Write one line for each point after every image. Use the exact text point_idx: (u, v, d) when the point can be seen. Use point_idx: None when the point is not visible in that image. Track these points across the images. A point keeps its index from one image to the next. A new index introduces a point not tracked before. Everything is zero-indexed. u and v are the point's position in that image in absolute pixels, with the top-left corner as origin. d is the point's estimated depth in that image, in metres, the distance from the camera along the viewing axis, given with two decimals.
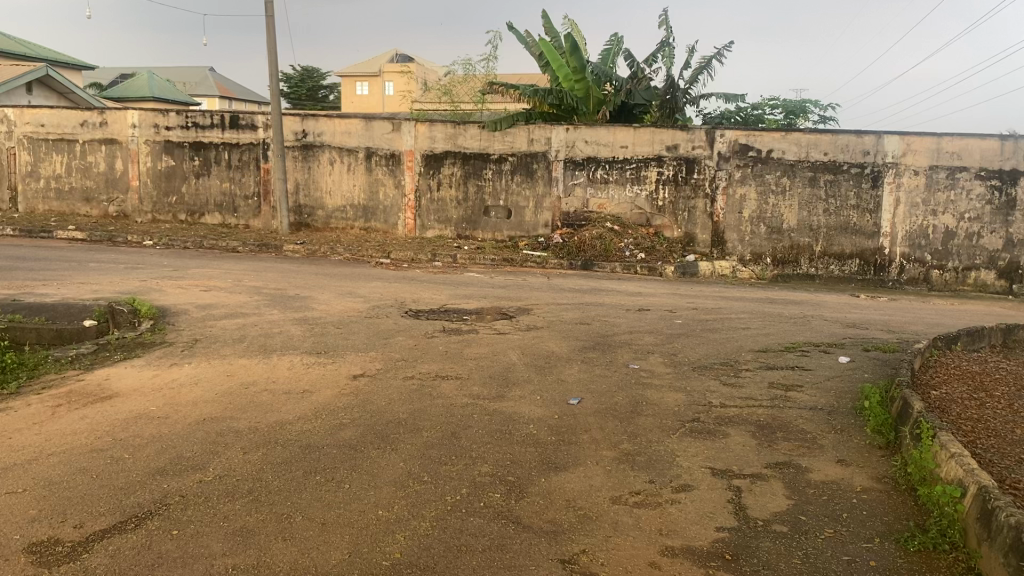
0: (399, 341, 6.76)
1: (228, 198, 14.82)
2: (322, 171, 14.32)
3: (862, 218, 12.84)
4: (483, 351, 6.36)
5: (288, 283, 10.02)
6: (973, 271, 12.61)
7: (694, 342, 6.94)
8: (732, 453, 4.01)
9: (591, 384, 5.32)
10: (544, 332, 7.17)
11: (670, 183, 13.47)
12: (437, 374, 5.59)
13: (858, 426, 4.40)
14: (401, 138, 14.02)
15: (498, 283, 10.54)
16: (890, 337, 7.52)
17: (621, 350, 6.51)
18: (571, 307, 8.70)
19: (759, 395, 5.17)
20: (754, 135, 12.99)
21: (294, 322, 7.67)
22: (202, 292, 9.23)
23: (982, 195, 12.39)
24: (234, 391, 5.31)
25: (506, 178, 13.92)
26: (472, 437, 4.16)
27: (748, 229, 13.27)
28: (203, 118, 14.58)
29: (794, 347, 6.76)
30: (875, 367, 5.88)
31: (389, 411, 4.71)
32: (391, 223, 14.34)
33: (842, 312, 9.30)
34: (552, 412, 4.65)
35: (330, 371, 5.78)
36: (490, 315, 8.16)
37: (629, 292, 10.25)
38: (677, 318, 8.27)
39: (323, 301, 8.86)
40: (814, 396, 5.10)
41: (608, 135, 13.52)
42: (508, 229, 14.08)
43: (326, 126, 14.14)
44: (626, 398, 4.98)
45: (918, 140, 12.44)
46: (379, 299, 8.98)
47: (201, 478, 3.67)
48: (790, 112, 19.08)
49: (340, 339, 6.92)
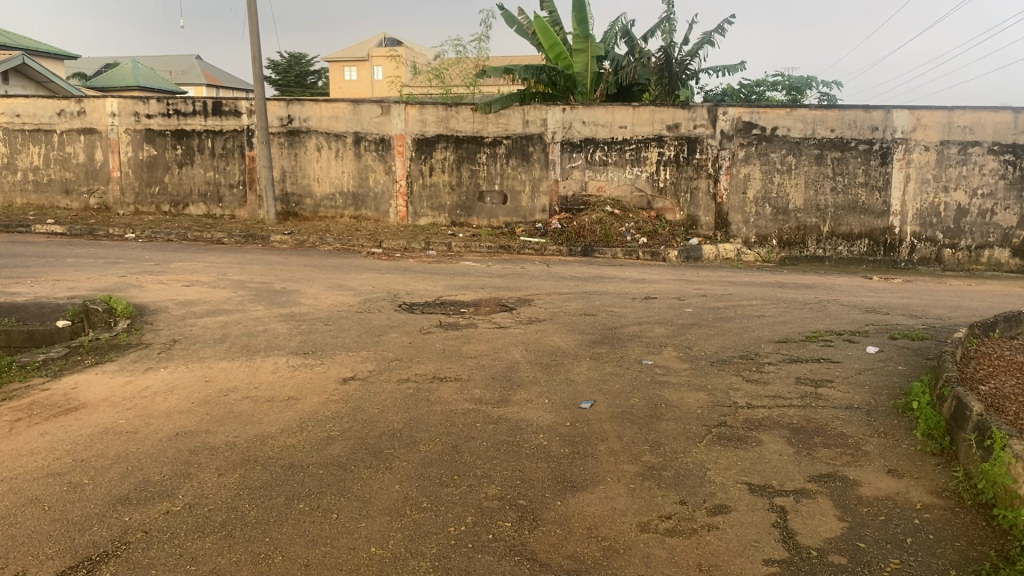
0: (392, 337, 6.31)
1: (213, 188, 14.31)
2: (310, 158, 13.80)
3: (870, 197, 12.39)
4: (483, 347, 5.91)
5: (276, 275, 9.54)
6: (986, 249, 12.18)
7: (708, 333, 6.49)
8: (768, 464, 3.56)
9: (602, 384, 4.86)
10: (547, 325, 6.72)
11: (671, 164, 13.00)
12: (434, 376, 5.13)
13: (904, 429, 3.96)
14: (390, 122, 13.50)
15: (496, 272, 10.08)
16: (914, 322, 7.07)
17: (631, 343, 6.06)
18: (573, 297, 8.24)
19: (787, 393, 4.72)
20: (757, 112, 12.51)
21: (281, 319, 7.20)
22: (183, 288, 8.75)
23: (995, 170, 11.92)
24: (212, 399, 4.85)
25: (501, 162, 13.42)
26: (476, 451, 3.70)
27: (753, 210, 12.83)
28: (185, 105, 14.05)
29: (815, 336, 6.31)
30: (908, 358, 5.44)
31: (383, 420, 4.25)
32: (383, 211, 13.85)
33: (859, 296, 8.86)
34: (563, 419, 4.20)
35: (318, 373, 5.33)
36: (489, 307, 7.69)
37: (633, 279, 9.80)
38: (687, 306, 7.82)
39: (312, 294, 8.39)
40: (848, 394, 4.66)
41: (606, 115, 13.03)
42: (504, 214, 13.60)
43: (313, 111, 13.61)
44: (642, 400, 4.52)
45: (928, 115, 11.98)
46: (371, 291, 8.51)
47: (167, 508, 3.21)
48: (791, 89, 18.60)
49: (329, 336, 6.46)
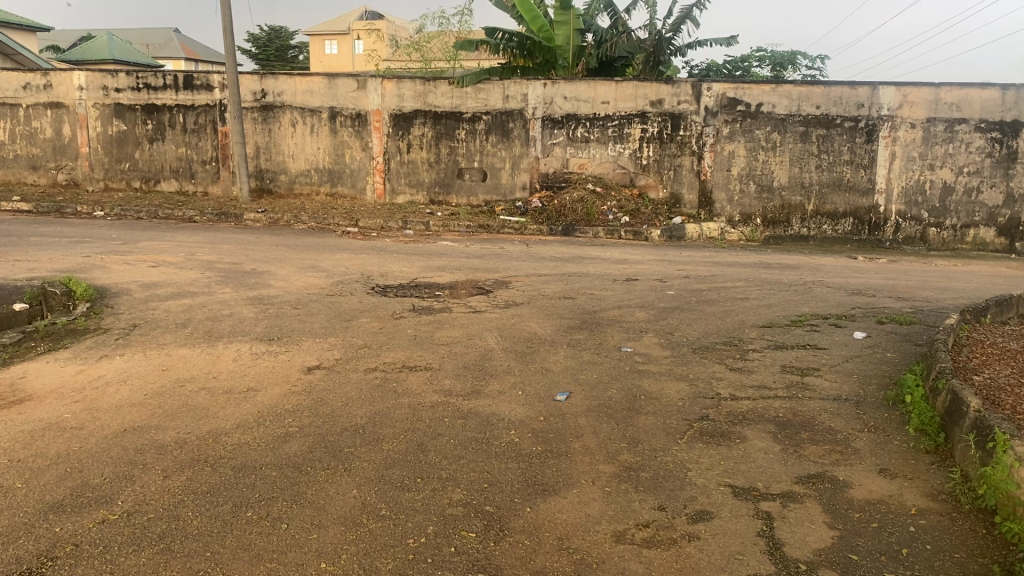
0: (362, 323, 6.04)
1: (185, 164, 13.92)
2: (284, 134, 13.43)
3: (855, 174, 12.18)
4: (456, 334, 5.66)
5: (246, 256, 9.23)
6: (972, 228, 12.02)
7: (690, 317, 6.26)
8: (753, 464, 3.34)
9: (580, 373, 4.63)
10: (524, 309, 6.48)
11: (654, 141, 12.73)
12: (402, 366, 4.87)
13: (896, 423, 3.75)
14: (366, 97, 13.16)
15: (474, 252, 9.82)
16: (901, 305, 6.88)
17: (611, 328, 5.83)
18: (552, 279, 7.99)
19: (772, 382, 4.51)
20: (742, 88, 12.25)
21: (247, 303, 6.91)
22: (149, 269, 8.43)
23: (982, 147, 11.73)
24: (167, 390, 4.57)
25: (480, 138, 13.10)
26: (443, 449, 3.46)
27: (737, 188, 12.60)
28: (155, 79, 13.63)
29: (801, 320, 6.10)
30: (897, 345, 5.24)
31: (346, 415, 4.00)
32: (359, 188, 13.52)
33: (844, 277, 8.67)
34: (537, 413, 3.96)
35: (281, 362, 5.07)
36: (465, 290, 7.44)
37: (615, 259, 9.56)
38: (669, 288, 7.59)
39: (282, 275, 8.09)
40: (836, 384, 4.46)
41: (588, 90, 12.73)
42: (483, 192, 13.31)
43: (287, 85, 13.22)
44: (621, 391, 4.30)
45: (914, 91, 11.77)
46: (343, 273, 8.23)
47: (104, 516, 2.95)
48: (776, 65, 18.33)
49: (296, 322, 6.19)
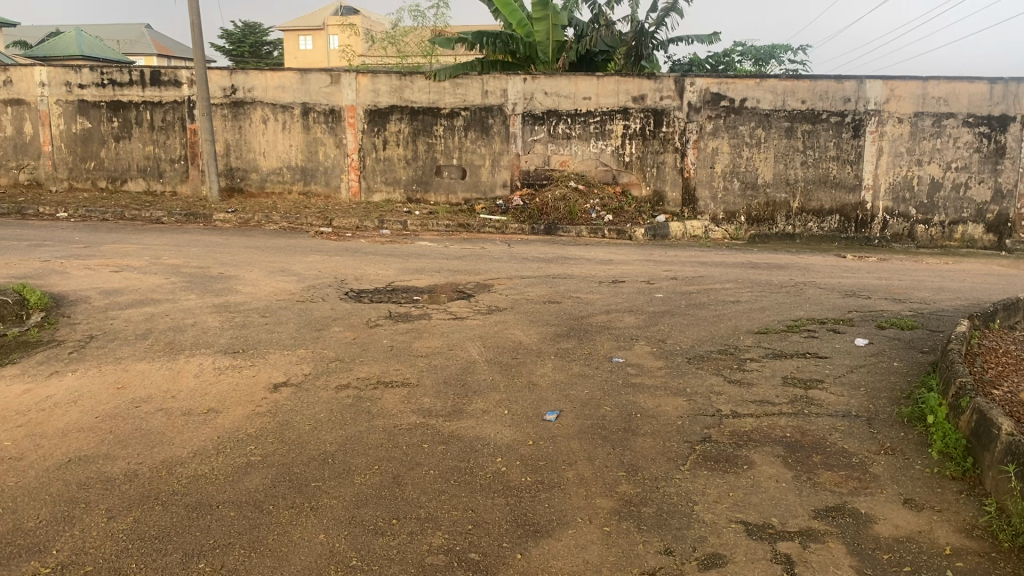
0: (335, 333, 5.67)
1: (152, 163, 13.44)
2: (255, 131, 13.01)
3: (842, 171, 11.94)
4: (436, 344, 5.31)
5: (214, 259, 8.81)
6: (960, 225, 11.83)
7: (682, 323, 5.94)
8: (765, 495, 3.02)
9: (568, 388, 4.30)
10: (507, 316, 6.13)
11: (637, 138, 12.43)
12: (377, 382, 4.51)
13: (915, 445, 3.46)
14: (341, 93, 12.75)
15: (454, 253, 9.47)
16: (898, 307, 6.62)
17: (599, 336, 5.50)
18: (535, 281, 7.66)
19: (776, 397, 4.19)
20: (726, 83, 11.99)
21: (213, 311, 6.52)
22: (111, 274, 7.99)
23: (970, 142, 11.54)
24: (119, 412, 4.18)
25: (459, 135, 12.74)
26: (421, 483, 3.12)
27: (721, 185, 12.33)
28: (121, 75, 13.14)
29: (797, 326, 5.80)
30: (902, 353, 4.96)
31: (315, 443, 3.65)
32: (334, 186, 13.10)
33: (835, 277, 8.41)
34: (524, 435, 3.62)
35: (247, 380, 4.69)
36: (445, 294, 7.08)
37: (599, 260, 9.25)
38: (656, 291, 7.28)
39: (250, 281, 7.70)
40: (844, 398, 4.16)
41: (569, 86, 12.41)
42: (462, 190, 12.94)
43: (258, 80, 12.80)
44: (615, 409, 3.97)
45: (902, 86, 11.54)
46: (316, 277, 7.84)
47: (36, 570, 2.59)
48: (757, 59, 18.12)
49: (264, 332, 5.81)
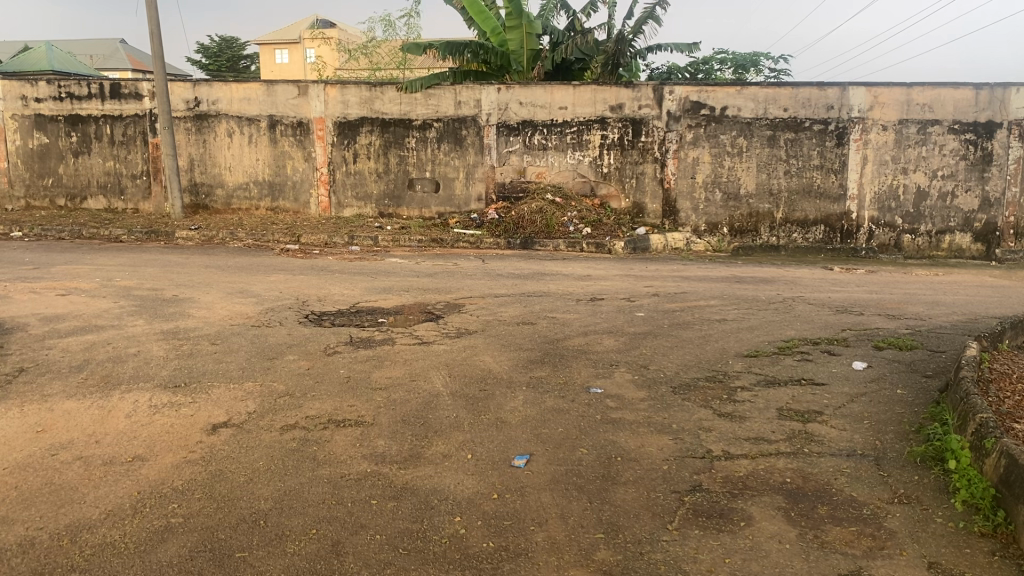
0: (287, 362, 5.19)
1: (113, 179, 12.90)
2: (220, 145, 12.51)
3: (826, 180, 11.60)
4: (397, 374, 4.84)
5: (170, 281, 8.30)
6: (947, 234, 11.50)
7: (666, 346, 5.50)
8: (767, 562, 2.58)
9: (540, 426, 3.84)
10: (477, 340, 5.68)
11: (615, 148, 12.03)
12: (328, 421, 4.04)
13: (933, 493, 3.04)
14: (308, 104, 12.29)
15: (425, 271, 9.01)
16: (893, 324, 6.23)
17: (577, 362, 5.06)
18: (509, 300, 7.21)
19: (772, 434, 3.75)
20: (706, 91, 11.63)
21: (160, 339, 6.02)
22: (57, 298, 7.46)
23: (956, 149, 11.23)
24: (31, 461, 3.68)
25: (432, 146, 12.30)
26: (363, 553, 2.66)
27: (703, 196, 11.95)
28: (79, 88, 12.61)
29: (789, 348, 5.37)
30: (904, 379, 4.55)
31: (247, 500, 3.18)
32: (302, 202, 12.62)
33: (824, 291, 8.01)
34: (489, 487, 3.17)
35: (183, 420, 4.21)
36: (412, 316, 6.62)
37: (578, 276, 8.82)
38: (638, 309, 6.84)
39: (205, 304, 7.20)
40: (847, 434, 3.73)
41: (545, 95, 12.01)
42: (436, 204, 12.50)
43: (221, 92, 12.31)
44: (592, 452, 3.51)
45: (885, 92, 11.23)
46: (276, 298, 7.36)
47: None
48: (738, 67, 17.84)
49: (212, 363, 5.32)
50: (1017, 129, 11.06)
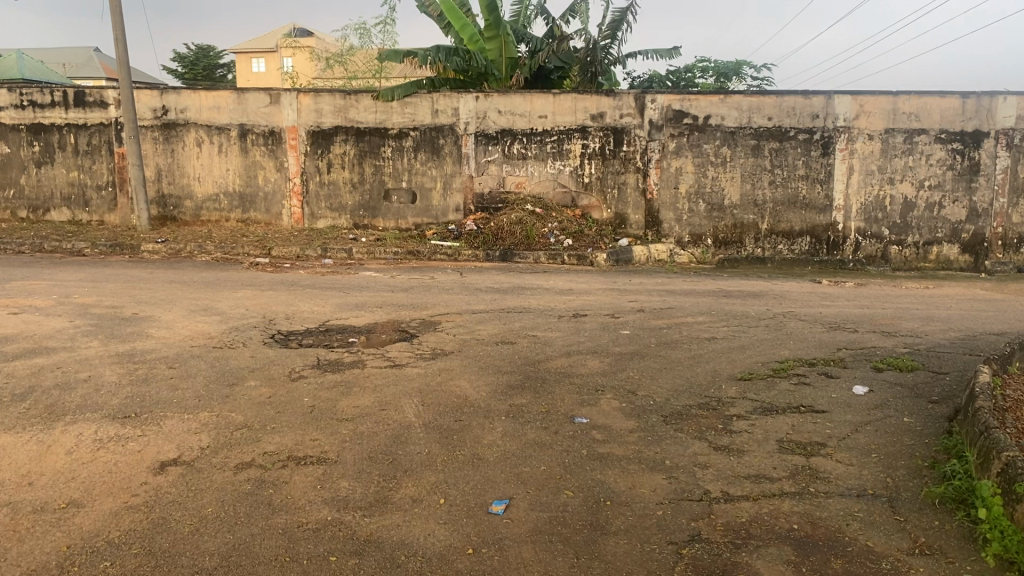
0: (247, 389, 4.82)
1: (77, 190, 12.45)
2: (188, 155, 12.10)
3: (812, 190, 11.37)
4: (366, 403, 4.48)
5: (131, 297, 7.89)
6: (935, 245, 11.29)
7: (654, 368, 5.19)
8: None
9: (520, 464, 3.50)
10: (454, 362, 5.33)
11: (597, 158, 11.75)
12: (287, 460, 3.68)
13: (958, 543, 2.74)
14: (281, 113, 11.92)
15: (401, 285, 8.66)
16: (889, 342, 5.95)
17: (560, 387, 4.73)
18: (487, 317, 6.87)
19: (773, 471, 3.44)
20: (688, 100, 11.38)
21: (114, 362, 5.63)
22: (8, 317, 7.04)
23: (943, 159, 11.05)
24: None
25: (408, 156, 11.96)
26: None
27: (686, 207, 11.68)
28: (41, 95, 12.16)
29: (784, 369, 5.07)
30: (909, 406, 4.26)
31: (191, 556, 2.81)
32: (274, 213, 12.23)
33: (814, 306, 7.74)
34: (463, 540, 2.84)
35: (128, 457, 3.82)
36: (385, 335, 6.27)
37: (560, 290, 8.50)
38: (623, 326, 6.53)
39: (166, 323, 6.81)
40: (855, 471, 3.42)
41: (524, 103, 11.72)
42: (412, 215, 12.15)
43: (190, 100, 11.91)
44: (578, 495, 3.18)
45: (871, 100, 11.02)
46: (242, 317, 6.98)
47: None
48: (720, 75, 17.66)
49: (166, 390, 4.94)
50: (1004, 139, 10.90)
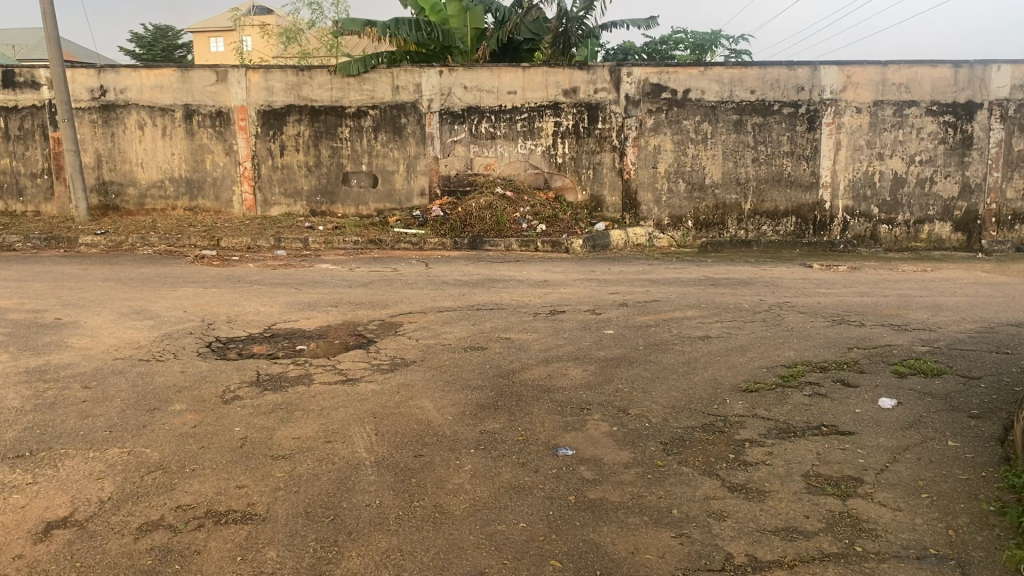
0: (169, 417, 4.07)
1: (10, 178, 11.50)
2: (130, 138, 11.21)
3: (797, 167, 10.74)
4: (309, 433, 3.75)
5: (58, 299, 7.06)
6: (926, 223, 10.76)
7: (644, 377, 4.51)
8: None
9: (494, 520, 2.81)
10: (414, 376, 4.62)
11: (570, 136, 11.03)
12: (204, 519, 2.94)
13: None
14: (228, 91, 11.06)
15: (362, 279, 7.91)
16: (903, 338, 5.33)
17: (539, 406, 4.03)
18: (455, 317, 6.15)
19: (808, 522, 2.78)
20: (666, 72, 10.69)
21: (18, 382, 4.83)
22: None
23: (935, 132, 10.47)
24: None
25: (368, 137, 11.16)
26: None
27: (665, 187, 11.02)
28: None
29: (793, 377, 4.42)
30: (950, 425, 3.61)
31: None
32: (225, 200, 11.39)
33: (811, 294, 7.12)
34: None
35: (6, 517, 3.06)
36: (338, 342, 5.53)
37: (535, 281, 7.82)
38: (605, 325, 5.84)
39: (91, 330, 6.00)
40: (908, 518, 2.77)
41: (491, 78, 10.95)
42: (374, 200, 11.37)
43: (130, 80, 10.99)
44: (569, 567, 2.50)
45: (859, 71, 10.41)
46: (177, 321, 6.21)
47: None
48: (695, 47, 16.99)
49: (75, 418, 4.17)
50: (997, 111, 10.35)
